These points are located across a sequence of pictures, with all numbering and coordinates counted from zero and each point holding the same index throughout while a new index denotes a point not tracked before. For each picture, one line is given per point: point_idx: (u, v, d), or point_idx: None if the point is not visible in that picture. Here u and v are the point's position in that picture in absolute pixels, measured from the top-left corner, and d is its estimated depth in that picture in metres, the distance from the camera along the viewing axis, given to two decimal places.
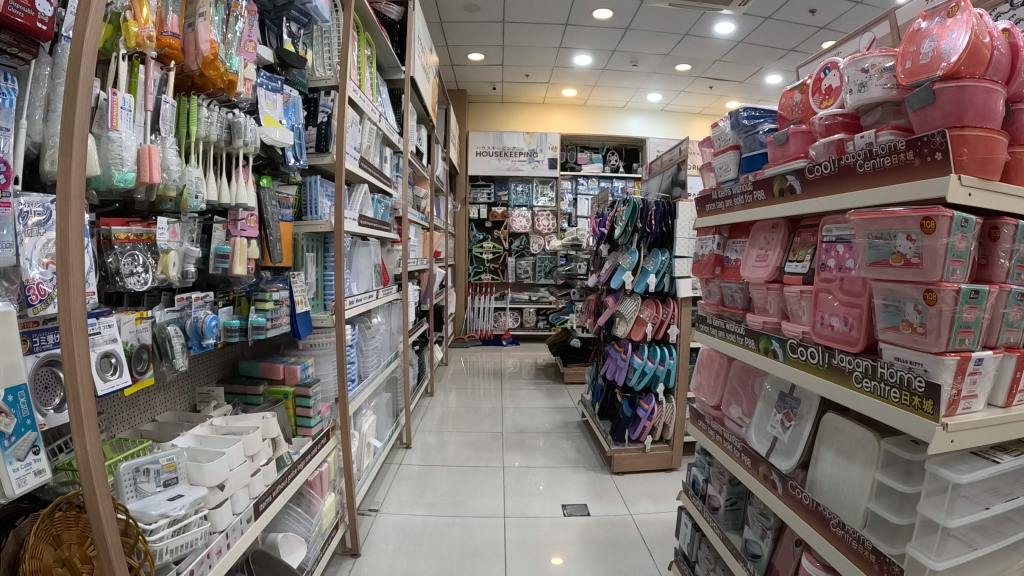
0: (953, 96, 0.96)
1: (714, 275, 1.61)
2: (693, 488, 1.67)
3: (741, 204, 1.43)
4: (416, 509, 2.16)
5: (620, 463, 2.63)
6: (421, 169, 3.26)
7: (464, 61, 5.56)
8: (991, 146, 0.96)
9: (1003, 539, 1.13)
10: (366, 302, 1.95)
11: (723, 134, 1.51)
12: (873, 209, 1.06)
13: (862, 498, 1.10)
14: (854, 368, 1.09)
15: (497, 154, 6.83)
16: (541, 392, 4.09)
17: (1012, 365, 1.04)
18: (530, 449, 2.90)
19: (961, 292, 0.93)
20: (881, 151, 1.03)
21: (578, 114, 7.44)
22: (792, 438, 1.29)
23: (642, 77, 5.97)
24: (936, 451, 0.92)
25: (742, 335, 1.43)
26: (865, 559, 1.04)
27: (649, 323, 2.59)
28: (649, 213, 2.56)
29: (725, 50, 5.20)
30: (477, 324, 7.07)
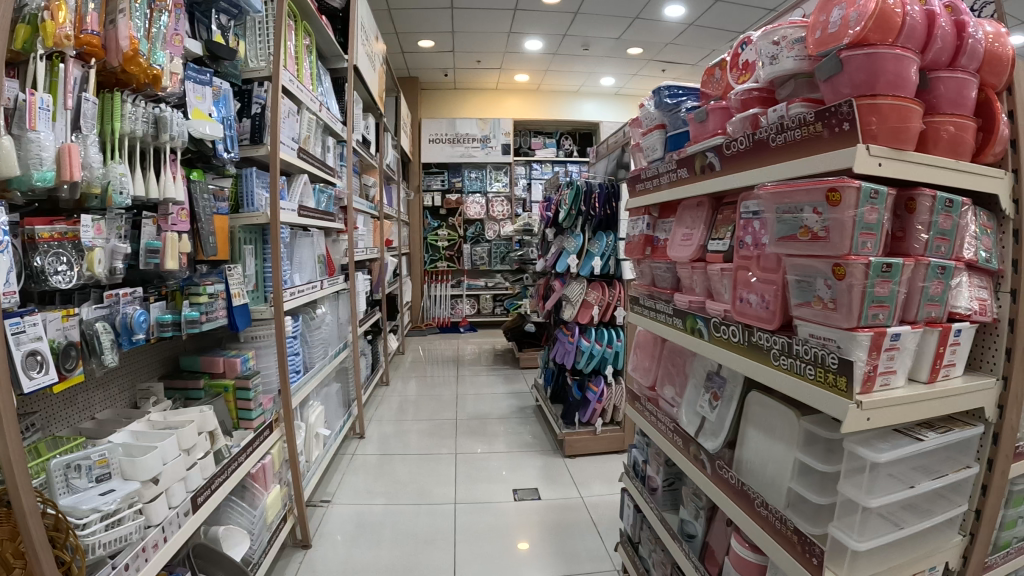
0: (862, 64, 0.94)
1: (645, 255, 1.59)
2: (634, 469, 1.64)
3: (667, 183, 1.38)
4: (375, 499, 2.15)
5: (573, 446, 2.64)
6: (368, 158, 3.24)
7: (416, 47, 5.50)
8: (905, 115, 0.94)
9: (934, 516, 1.16)
10: (309, 292, 1.95)
11: (649, 113, 1.46)
12: (787, 180, 1.02)
13: (785, 477, 1.07)
14: (772, 345, 1.05)
15: (450, 141, 6.76)
16: (498, 378, 4.09)
17: (933, 340, 1.04)
18: (490, 435, 2.88)
19: (871, 266, 0.91)
20: (792, 123, 1.00)
21: (533, 100, 7.34)
22: (719, 418, 1.25)
23: (594, 61, 5.90)
24: (850, 429, 0.90)
25: (670, 315, 1.39)
26: (789, 539, 1.02)
27: (595, 306, 2.58)
28: (593, 196, 2.54)
29: (676, 34, 5.13)
30: (435, 312, 7.03)
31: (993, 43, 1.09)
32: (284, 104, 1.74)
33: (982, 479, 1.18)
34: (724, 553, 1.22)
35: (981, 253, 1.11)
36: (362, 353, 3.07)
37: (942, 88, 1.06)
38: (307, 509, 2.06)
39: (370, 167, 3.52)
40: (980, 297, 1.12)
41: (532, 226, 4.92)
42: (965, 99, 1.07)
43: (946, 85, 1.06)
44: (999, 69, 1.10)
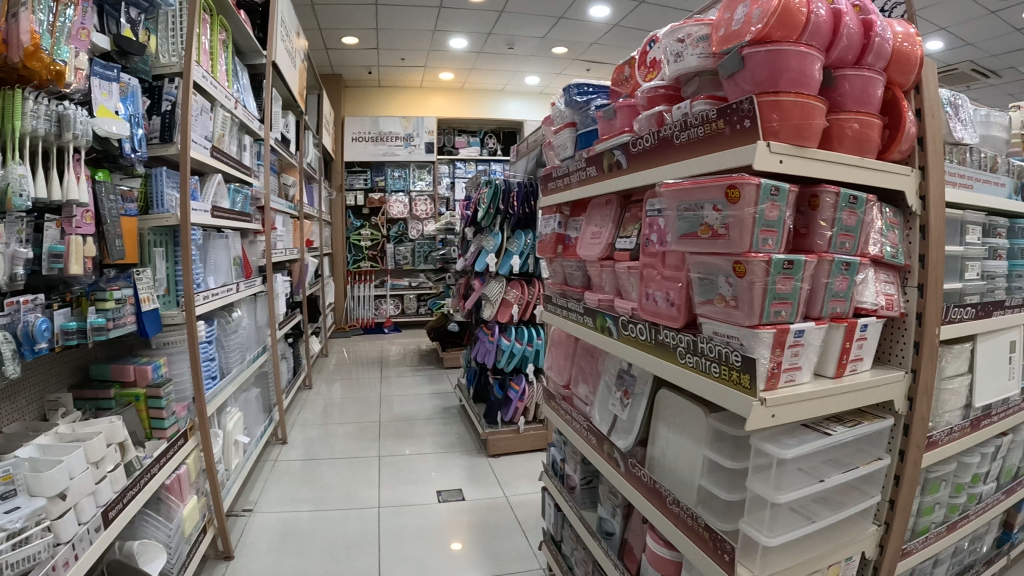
0: (765, 61, 0.92)
1: (556, 254, 1.58)
2: (553, 468, 1.63)
3: (576, 181, 1.37)
4: (302, 506, 2.11)
5: (495, 446, 2.60)
6: (287, 157, 3.17)
7: (339, 44, 5.24)
8: (808, 112, 0.92)
9: (845, 509, 1.13)
10: (224, 295, 1.91)
11: (561, 112, 1.46)
12: (691, 178, 1.01)
13: (695, 474, 1.07)
14: (678, 343, 1.03)
15: (374, 140, 6.36)
16: (421, 378, 4.07)
17: (839, 335, 1.01)
18: (416, 437, 2.86)
19: (772, 263, 0.89)
20: (695, 120, 0.99)
21: (456, 97, 6.97)
22: (630, 416, 1.25)
23: (520, 60, 5.76)
24: (755, 426, 0.89)
25: (581, 314, 1.37)
26: (701, 536, 1.02)
27: (514, 304, 2.60)
28: (512, 195, 2.54)
29: (601, 33, 5.07)
30: (358, 313, 6.54)
31: (901, 44, 1.05)
32: (195, 100, 1.72)
33: (894, 470, 1.17)
34: (641, 550, 1.22)
35: (888, 248, 1.07)
36: (282, 357, 2.98)
37: (848, 86, 1.02)
38: (229, 520, 2.00)
39: (289, 166, 3.43)
40: (887, 292, 1.10)
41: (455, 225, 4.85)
42: (871, 96, 1.02)
43: (852, 83, 1.02)
44: (907, 67, 1.06)
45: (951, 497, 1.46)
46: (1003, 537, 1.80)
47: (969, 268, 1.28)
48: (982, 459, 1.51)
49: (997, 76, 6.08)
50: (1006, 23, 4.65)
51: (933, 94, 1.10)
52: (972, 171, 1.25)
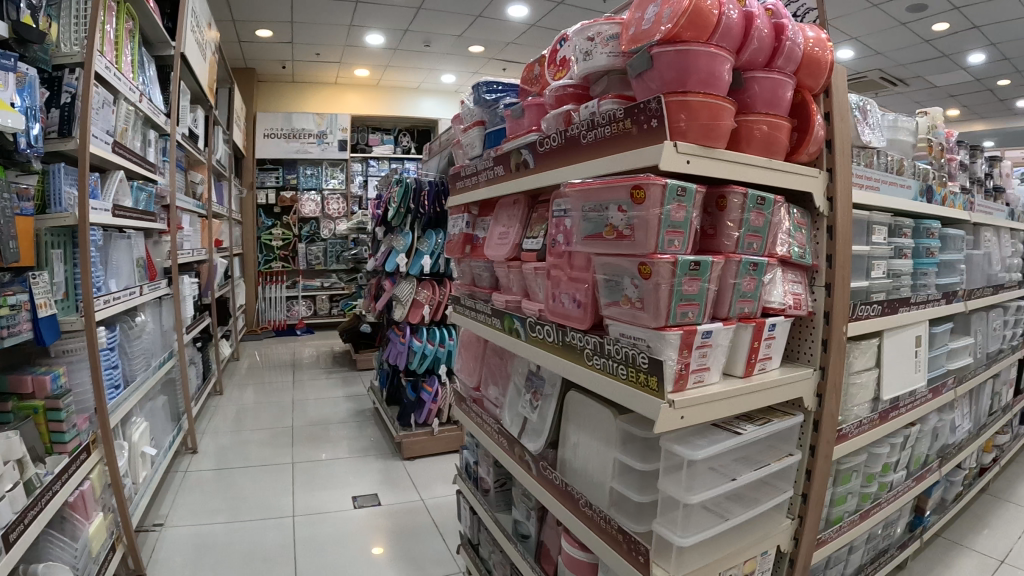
0: (673, 61, 0.88)
1: (464, 254, 1.56)
2: (467, 471, 1.63)
3: (485, 180, 1.34)
4: (216, 518, 2.04)
5: (410, 448, 2.60)
6: (195, 153, 3.06)
7: (253, 38, 4.93)
8: (716, 112, 0.89)
9: (758, 505, 1.08)
10: (126, 299, 1.84)
11: (470, 110, 1.43)
12: (597, 178, 0.98)
13: (607, 477, 1.06)
14: (585, 345, 0.99)
15: (286, 136, 5.99)
16: (334, 380, 4.01)
17: (747, 335, 0.95)
18: (331, 441, 2.82)
19: (678, 263, 0.84)
20: (602, 120, 0.96)
21: (371, 95, 6.58)
22: (540, 418, 1.23)
23: (436, 58, 5.60)
24: (664, 429, 0.84)
25: (489, 315, 1.34)
26: (615, 538, 1.00)
27: (426, 305, 2.56)
28: (423, 193, 2.48)
29: (518, 33, 5.00)
30: (270, 315, 6.08)
31: (812, 48, 1.02)
32: (95, 92, 1.64)
33: (805, 465, 1.13)
34: (556, 552, 1.21)
35: (795, 249, 1.04)
36: (190, 362, 2.86)
37: (758, 87, 0.97)
38: (139, 535, 1.91)
39: (196, 163, 3.28)
40: (794, 291, 1.06)
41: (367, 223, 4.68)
42: (780, 99, 0.99)
43: (762, 84, 0.98)
44: (817, 72, 1.04)
45: (864, 487, 1.49)
46: (915, 521, 1.86)
47: (875, 267, 1.30)
48: (892, 448, 1.55)
49: (904, 84, 6.32)
50: (915, 33, 4.84)
51: (842, 99, 1.08)
52: (878, 173, 1.27)
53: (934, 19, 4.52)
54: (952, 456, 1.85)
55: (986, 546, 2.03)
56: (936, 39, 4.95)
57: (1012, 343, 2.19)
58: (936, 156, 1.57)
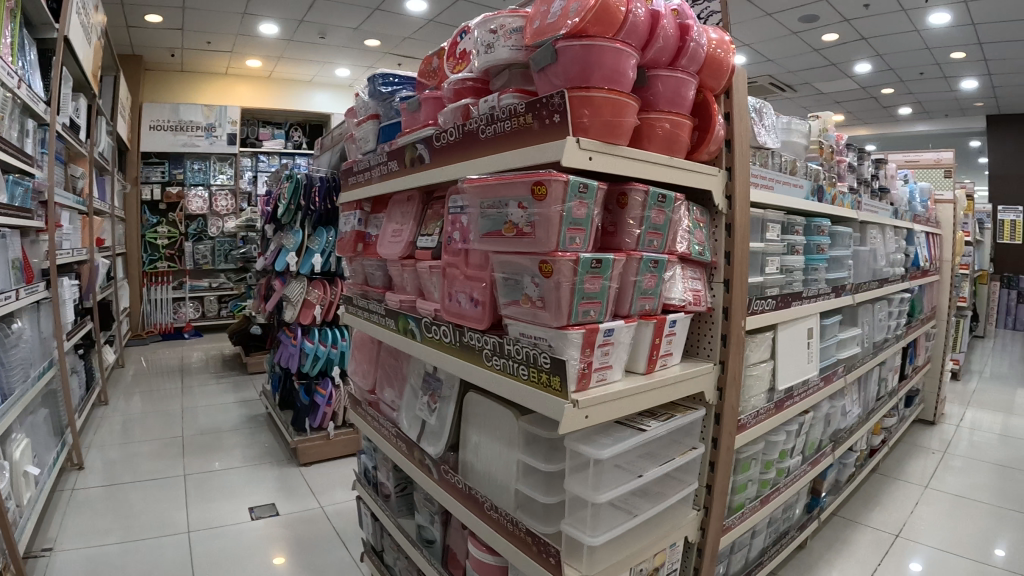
0: (578, 56, 0.85)
1: (357, 252, 1.52)
2: (366, 476, 1.59)
3: (378, 175, 1.30)
4: (108, 539, 1.90)
5: (306, 454, 2.50)
6: (77, 144, 2.86)
7: (141, 23, 4.64)
8: (620, 109, 0.88)
9: (665, 499, 1.08)
10: (2, 304, 1.68)
11: (364, 103, 1.39)
12: (495, 174, 0.96)
13: (511, 479, 1.03)
14: (484, 345, 0.96)
15: (173, 128, 5.55)
16: (225, 385, 3.83)
17: (648, 332, 0.95)
18: (224, 449, 2.70)
19: (579, 262, 0.82)
20: (502, 114, 0.93)
21: (262, 88, 6.37)
22: (438, 421, 1.20)
23: (331, 51, 5.48)
24: (569, 430, 0.81)
25: (383, 316, 1.30)
26: (523, 540, 0.98)
27: (317, 305, 2.47)
28: (314, 189, 2.42)
29: (415, 28, 4.95)
30: (156, 318, 5.58)
31: (715, 49, 1.03)
32: None
33: (709, 457, 1.14)
34: (463, 556, 1.18)
35: (695, 246, 1.05)
36: (71, 371, 2.66)
37: (661, 86, 0.96)
38: (26, 562, 1.74)
39: (78, 156, 3.05)
40: (693, 287, 1.07)
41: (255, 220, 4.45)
42: (683, 98, 0.98)
43: (665, 83, 0.96)
44: (719, 73, 1.05)
45: (763, 473, 1.53)
46: (814, 503, 1.93)
47: (769, 263, 1.34)
48: (789, 435, 1.60)
49: (792, 90, 6.67)
50: (806, 42, 5.08)
51: (741, 100, 1.10)
52: (773, 173, 1.31)
53: (824, 29, 4.77)
54: (845, 440, 1.94)
55: (880, 522, 2.14)
56: (825, 48, 5.23)
57: (896, 332, 2.32)
58: (827, 158, 1.64)
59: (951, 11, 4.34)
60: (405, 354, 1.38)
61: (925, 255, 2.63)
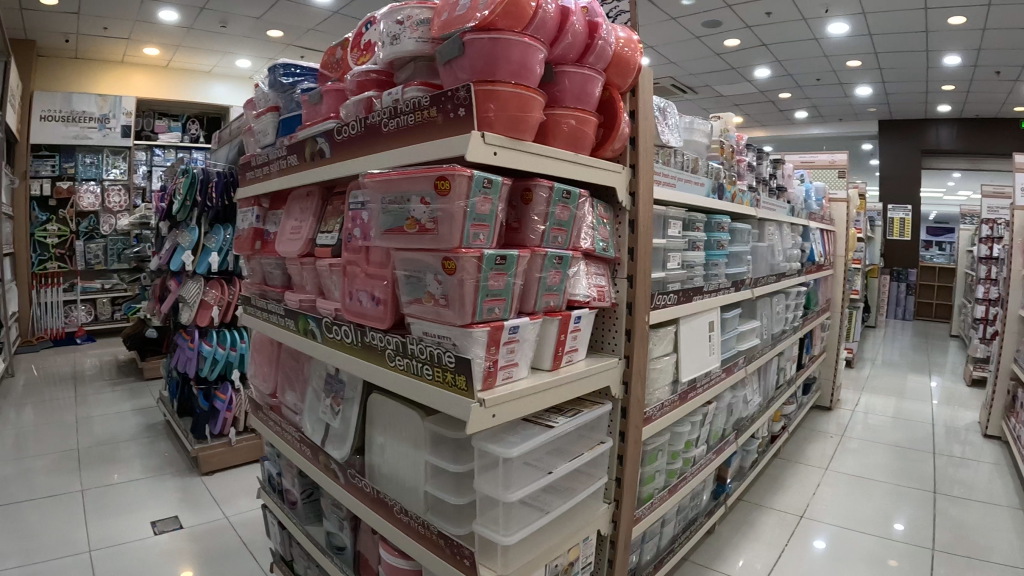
0: (485, 49, 0.84)
1: (254, 250, 1.46)
2: (271, 483, 1.54)
3: (277, 170, 1.26)
4: (6, 563, 1.76)
5: (207, 462, 2.39)
6: None
7: (36, 5, 4.34)
8: (526, 105, 0.87)
9: (575, 494, 1.08)
10: None
11: (264, 95, 1.34)
12: (397, 168, 0.94)
13: (420, 481, 1.01)
14: (386, 345, 0.94)
15: (64, 119, 5.23)
16: (122, 393, 3.63)
17: (554, 328, 0.95)
18: (123, 461, 2.56)
19: (483, 258, 0.81)
20: (406, 107, 0.91)
21: (156, 77, 6.12)
22: (342, 424, 1.17)
23: (232, 40, 5.30)
24: (475, 430, 0.80)
25: (282, 316, 1.26)
26: (435, 542, 0.96)
27: (215, 306, 2.44)
28: (210, 186, 2.35)
29: (320, 19, 4.85)
30: (46, 322, 5.16)
31: (623, 48, 1.04)
32: None
33: (617, 450, 1.15)
34: (375, 561, 1.16)
35: (598, 242, 1.06)
36: None
37: (568, 83, 0.96)
38: None
39: None
40: (597, 284, 1.07)
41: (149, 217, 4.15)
42: (588, 95, 0.98)
43: (572, 79, 0.96)
44: (625, 72, 1.06)
45: (669, 463, 1.55)
46: (720, 490, 1.98)
47: (671, 258, 1.37)
48: (693, 426, 1.63)
49: (693, 91, 6.89)
50: (707, 46, 5.27)
51: (646, 99, 1.11)
52: (675, 171, 1.33)
53: (724, 35, 4.96)
54: (746, 428, 2.00)
55: (783, 504, 2.22)
56: (725, 53, 5.44)
57: (793, 324, 2.43)
58: (727, 157, 1.70)
59: (847, 22, 4.58)
60: (306, 356, 1.34)
61: (819, 250, 2.76)
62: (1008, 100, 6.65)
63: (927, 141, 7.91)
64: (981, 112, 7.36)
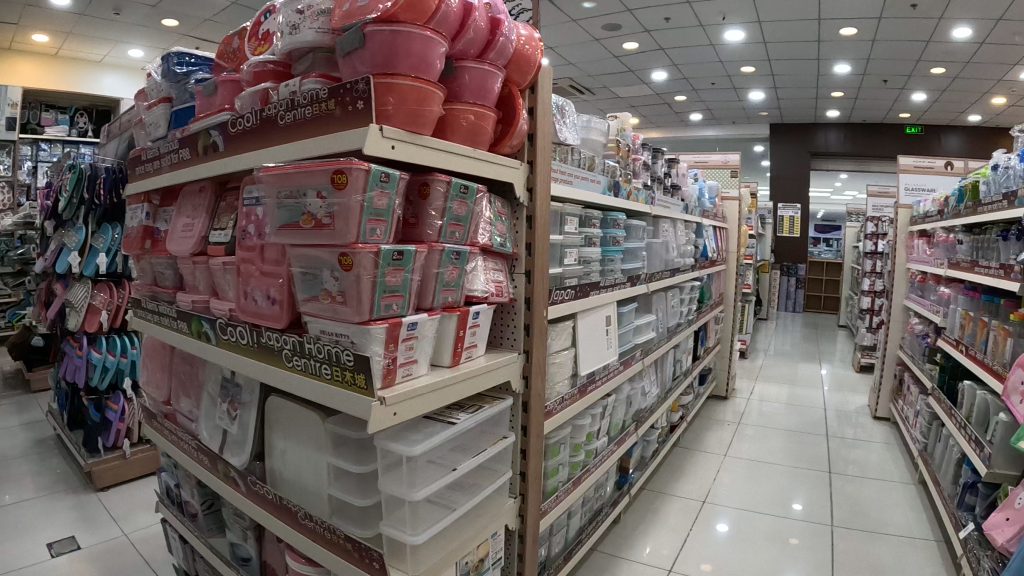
0: (386, 41, 0.83)
1: (144, 249, 1.39)
2: (170, 496, 1.48)
3: (168, 165, 1.22)
4: None
5: (102, 477, 2.29)
6: None
7: None
8: (425, 99, 0.87)
9: (481, 490, 1.08)
10: None
11: (155, 85, 1.29)
12: (292, 163, 0.92)
13: (323, 484, 0.99)
14: (283, 345, 0.92)
15: None
16: (5, 408, 3.39)
17: (452, 324, 0.95)
18: (10, 480, 2.39)
19: (380, 253, 0.80)
20: (303, 99, 0.89)
21: (42, 65, 5.81)
22: (240, 429, 1.14)
23: (123, 29, 5.07)
24: (376, 428, 0.79)
25: (175, 319, 1.22)
26: (340, 546, 0.95)
27: (102, 310, 2.30)
28: (98, 181, 2.26)
29: (218, 10, 4.69)
30: None
31: (523, 46, 1.05)
32: None
33: (519, 445, 1.16)
34: (281, 569, 1.13)
35: (496, 238, 1.06)
36: None
37: (467, 78, 0.97)
38: None
39: None
40: (495, 279, 1.08)
41: (34, 217, 3.87)
42: (488, 91, 0.99)
43: (471, 75, 0.97)
44: (524, 69, 1.07)
45: (573, 456, 1.58)
46: (622, 480, 2.03)
47: (567, 255, 1.40)
48: (593, 419, 1.66)
49: (591, 92, 7.04)
50: (608, 49, 5.41)
51: (545, 96, 1.13)
52: (571, 168, 1.36)
53: (624, 38, 5.10)
54: (645, 419, 2.06)
55: (685, 491, 2.30)
56: (625, 56, 5.60)
57: (687, 317, 2.52)
58: (623, 156, 1.75)
59: (742, 29, 4.79)
60: (200, 361, 1.30)
61: (712, 246, 2.88)
62: (892, 107, 7.12)
63: (816, 143, 8.37)
64: (867, 118, 7.85)
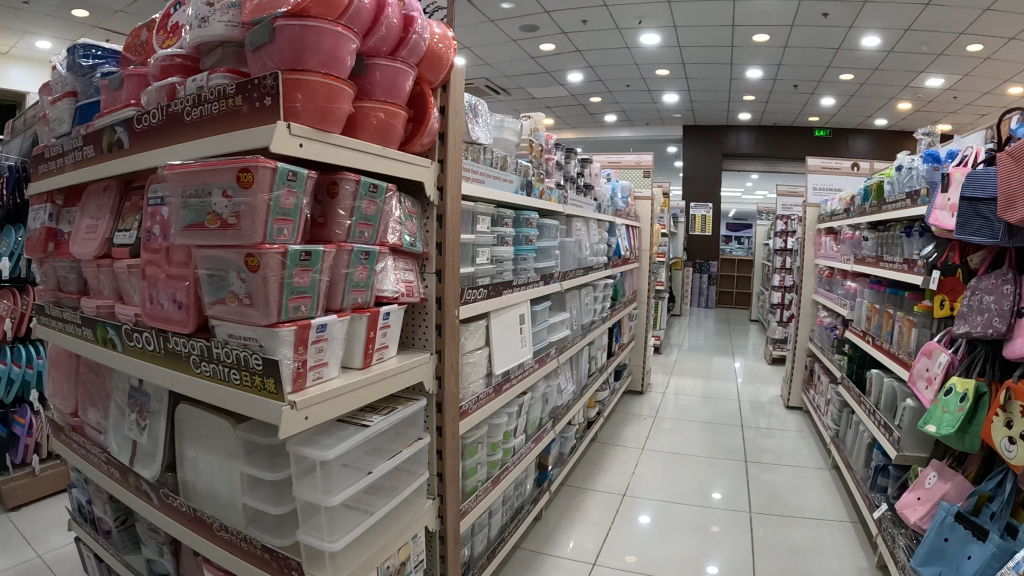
0: (295, 36, 0.81)
1: (46, 253, 1.32)
2: (81, 514, 1.41)
3: (71, 162, 1.16)
4: None
5: (12, 497, 2.15)
6: None
7: None
8: (334, 95, 0.86)
9: (398, 492, 1.08)
10: None
11: (61, 79, 1.22)
12: (199, 160, 0.89)
13: (236, 494, 0.97)
14: (191, 351, 0.89)
15: None
16: None
17: (362, 326, 0.94)
18: None
19: (287, 254, 0.79)
20: (209, 95, 0.86)
21: None
22: (150, 440, 1.09)
23: (25, 18, 4.79)
24: (287, 433, 0.78)
25: (78, 326, 1.16)
26: (257, 556, 0.92)
27: (6, 319, 2.18)
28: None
29: (127, 2, 4.49)
30: None
31: (436, 43, 1.05)
32: None
33: (435, 446, 1.17)
34: None
35: (405, 237, 1.06)
36: None
37: (379, 75, 0.96)
38: None
39: None
40: (406, 279, 1.07)
41: None
42: (399, 88, 0.99)
43: (383, 72, 0.96)
44: (437, 67, 1.07)
45: (490, 455, 1.58)
46: (542, 477, 2.06)
47: (479, 254, 1.41)
48: (510, 417, 1.67)
49: (508, 92, 7.10)
50: (528, 50, 5.47)
51: (456, 94, 1.14)
52: (483, 167, 1.37)
53: (542, 39, 5.17)
54: (562, 416, 2.09)
55: (606, 485, 2.35)
56: (542, 57, 5.67)
57: (601, 315, 2.58)
58: (536, 156, 1.77)
59: (658, 34, 4.93)
60: (107, 370, 1.24)
61: (625, 245, 2.95)
62: (803, 111, 7.47)
63: (728, 144, 8.66)
64: (779, 121, 8.20)
